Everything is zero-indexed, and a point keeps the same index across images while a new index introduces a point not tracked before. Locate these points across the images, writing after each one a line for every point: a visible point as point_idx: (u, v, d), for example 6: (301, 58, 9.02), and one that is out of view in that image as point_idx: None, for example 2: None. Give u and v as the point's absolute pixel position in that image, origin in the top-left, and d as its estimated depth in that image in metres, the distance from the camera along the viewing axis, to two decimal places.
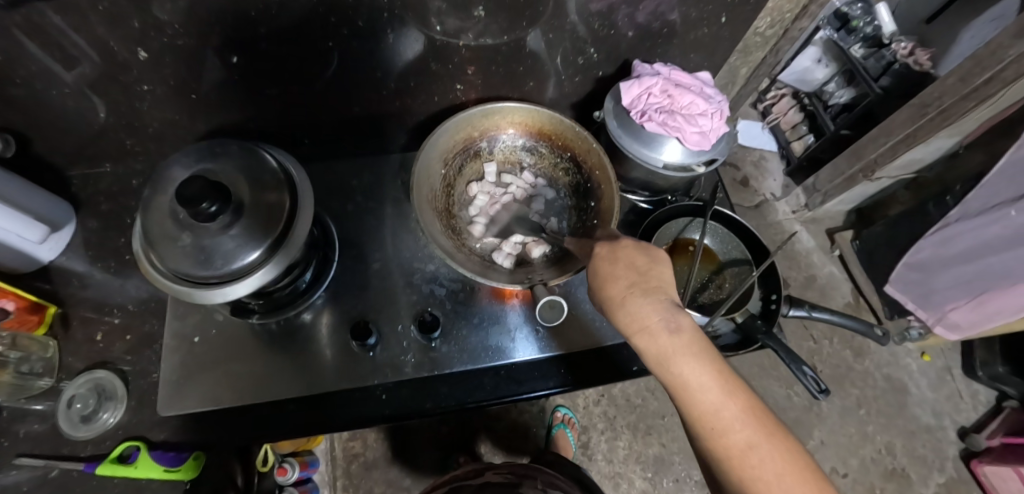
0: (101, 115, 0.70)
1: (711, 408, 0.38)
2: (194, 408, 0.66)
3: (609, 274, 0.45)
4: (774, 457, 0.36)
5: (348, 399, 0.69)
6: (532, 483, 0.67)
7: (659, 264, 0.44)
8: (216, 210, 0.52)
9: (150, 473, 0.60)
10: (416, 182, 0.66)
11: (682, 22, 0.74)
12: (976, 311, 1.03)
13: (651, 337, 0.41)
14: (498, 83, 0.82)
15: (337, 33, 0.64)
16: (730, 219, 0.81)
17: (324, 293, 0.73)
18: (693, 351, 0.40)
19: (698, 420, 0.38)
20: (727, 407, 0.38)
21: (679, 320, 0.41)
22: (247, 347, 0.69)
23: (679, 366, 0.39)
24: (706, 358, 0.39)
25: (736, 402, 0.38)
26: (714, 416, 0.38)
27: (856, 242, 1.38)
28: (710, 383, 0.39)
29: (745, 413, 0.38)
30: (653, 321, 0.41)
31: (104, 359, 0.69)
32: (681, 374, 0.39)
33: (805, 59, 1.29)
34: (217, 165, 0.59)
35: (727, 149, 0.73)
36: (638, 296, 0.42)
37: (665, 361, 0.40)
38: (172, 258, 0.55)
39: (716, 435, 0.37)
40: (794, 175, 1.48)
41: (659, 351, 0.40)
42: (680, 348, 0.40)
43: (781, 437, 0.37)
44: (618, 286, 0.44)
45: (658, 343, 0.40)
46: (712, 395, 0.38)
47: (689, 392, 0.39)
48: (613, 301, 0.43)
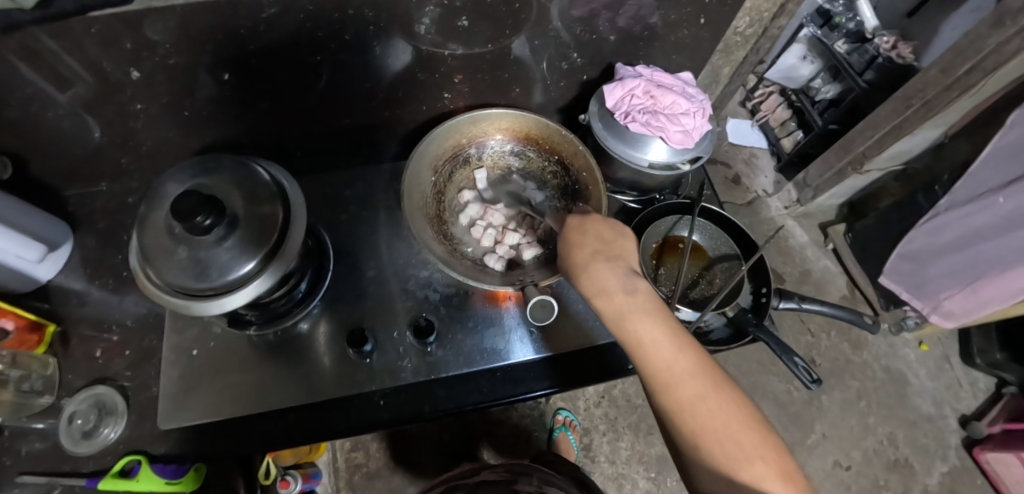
0: (96, 135, 0.71)
1: (663, 359, 0.39)
2: (194, 420, 0.67)
3: (577, 242, 0.49)
4: (720, 406, 0.37)
5: (346, 406, 0.69)
6: (528, 480, 0.67)
7: (621, 236, 0.48)
8: (211, 224, 0.53)
9: (150, 485, 0.60)
10: (407, 190, 0.68)
11: (663, 25, 0.76)
12: (970, 299, 1.04)
13: (608, 294, 0.43)
14: (486, 90, 0.83)
15: (326, 47, 0.66)
16: (718, 216, 0.83)
17: (320, 302, 0.74)
18: (647, 309, 0.42)
19: (649, 373, 0.39)
20: (680, 362, 0.39)
21: (636, 281, 0.43)
22: (245, 358, 0.70)
23: (632, 321, 0.41)
24: (659, 316, 0.41)
25: (687, 356, 0.39)
26: (666, 368, 0.39)
27: (849, 235, 1.39)
28: (663, 337, 0.40)
29: (695, 366, 0.39)
30: (612, 281, 0.44)
31: (104, 374, 0.70)
32: (634, 328, 0.41)
33: (791, 56, 1.34)
34: (210, 180, 0.60)
35: (711, 146, 0.74)
36: (600, 261, 0.45)
37: (619, 317, 0.42)
38: (169, 272, 0.56)
39: (666, 385, 0.38)
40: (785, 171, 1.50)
41: (615, 309, 0.42)
42: (635, 305, 0.42)
43: (728, 390, 0.38)
44: (583, 251, 0.47)
45: (616, 299, 0.43)
46: (664, 348, 0.40)
47: (642, 345, 0.40)
48: (577, 265, 0.46)
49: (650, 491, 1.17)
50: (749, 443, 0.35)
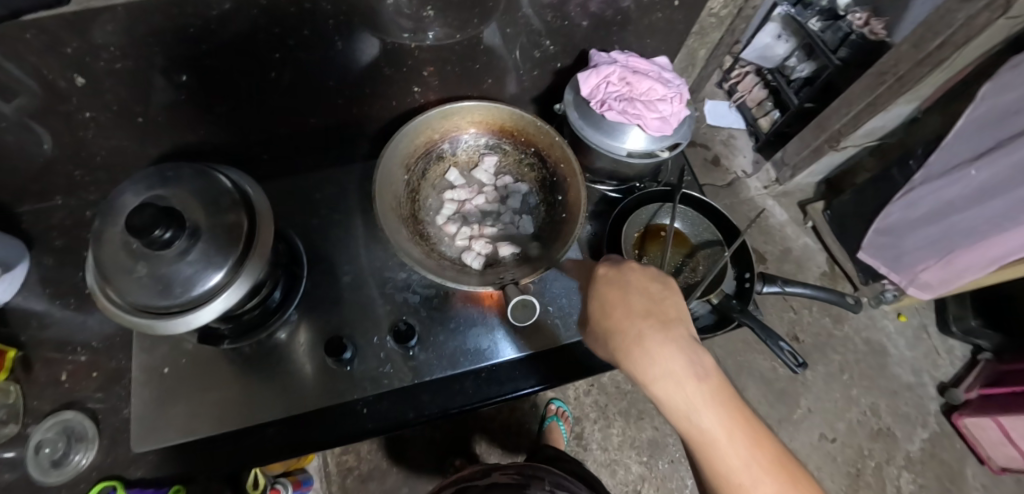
0: (46, 148, 0.67)
1: (738, 463, 0.39)
2: (168, 441, 0.64)
3: (622, 313, 0.45)
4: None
5: (329, 416, 0.67)
6: (540, 482, 0.67)
7: (671, 303, 0.45)
8: (171, 237, 0.50)
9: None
10: (379, 192, 0.65)
11: (634, 8, 0.74)
12: (945, 269, 1.06)
13: (670, 386, 0.41)
14: (456, 83, 0.81)
15: (284, 44, 0.62)
16: (699, 202, 0.82)
17: (297, 309, 0.72)
18: (717, 398, 0.40)
19: (715, 469, 0.40)
20: (754, 459, 0.39)
21: (702, 366, 0.41)
22: (221, 373, 0.68)
23: (700, 414, 0.40)
24: (727, 408, 0.40)
25: (758, 455, 0.39)
26: (738, 470, 0.39)
27: (828, 212, 1.41)
28: (730, 432, 0.40)
29: (770, 466, 0.39)
30: (674, 364, 0.41)
31: (72, 399, 0.67)
32: (704, 424, 0.40)
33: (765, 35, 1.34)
34: (167, 190, 0.57)
35: (690, 132, 0.73)
36: (659, 340, 0.42)
37: (689, 409, 0.40)
38: (130, 291, 0.54)
39: (737, 481, 0.39)
40: (763, 151, 1.50)
41: (683, 397, 0.40)
42: (705, 395, 0.40)
43: (802, 487, 0.38)
44: (633, 327, 0.43)
45: (685, 386, 0.40)
46: (736, 444, 0.39)
47: (710, 440, 0.40)
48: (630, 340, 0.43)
49: (643, 475, 1.18)
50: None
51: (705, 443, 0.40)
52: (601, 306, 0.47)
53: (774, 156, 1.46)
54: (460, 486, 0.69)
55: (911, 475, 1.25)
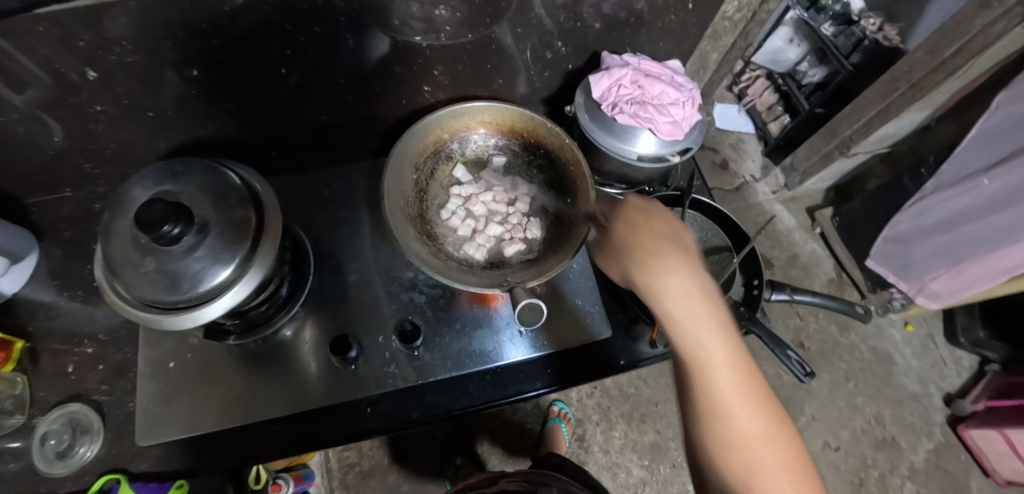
0: (57, 140, 0.67)
1: (722, 374, 0.44)
2: (172, 436, 0.64)
3: (646, 234, 0.51)
4: (763, 436, 0.42)
5: (334, 414, 0.67)
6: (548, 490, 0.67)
7: (688, 236, 0.51)
8: (179, 232, 0.50)
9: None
10: (386, 188, 0.63)
11: (648, 11, 0.74)
12: (954, 279, 1.05)
13: (679, 292, 0.47)
14: (466, 83, 0.81)
15: (295, 41, 0.62)
16: (708, 207, 0.81)
17: (302, 306, 0.72)
18: (717, 324, 0.45)
19: (699, 374, 0.44)
20: (740, 386, 0.44)
21: (708, 287, 0.47)
22: (226, 368, 0.68)
23: (698, 324, 0.45)
24: (724, 329, 0.45)
25: (739, 369, 0.44)
26: (718, 376, 0.44)
27: (837, 219, 1.40)
28: (723, 353, 0.44)
29: (752, 395, 0.44)
30: (688, 282, 0.47)
31: (77, 390, 0.67)
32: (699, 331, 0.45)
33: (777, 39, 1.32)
34: (176, 185, 0.57)
35: (701, 137, 0.72)
36: (675, 258, 0.49)
37: (693, 322, 0.45)
38: (137, 286, 0.54)
39: (720, 399, 0.43)
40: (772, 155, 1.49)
41: (689, 312, 0.46)
42: (708, 315, 0.46)
43: (773, 423, 0.43)
44: (656, 247, 0.50)
45: (695, 301, 0.46)
46: (727, 369, 0.44)
47: (707, 359, 0.44)
48: (653, 254, 0.49)
49: (644, 479, 1.18)
50: (770, 451, 0.42)
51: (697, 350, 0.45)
52: (630, 226, 0.53)
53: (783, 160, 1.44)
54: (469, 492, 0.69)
55: (915, 486, 1.23)
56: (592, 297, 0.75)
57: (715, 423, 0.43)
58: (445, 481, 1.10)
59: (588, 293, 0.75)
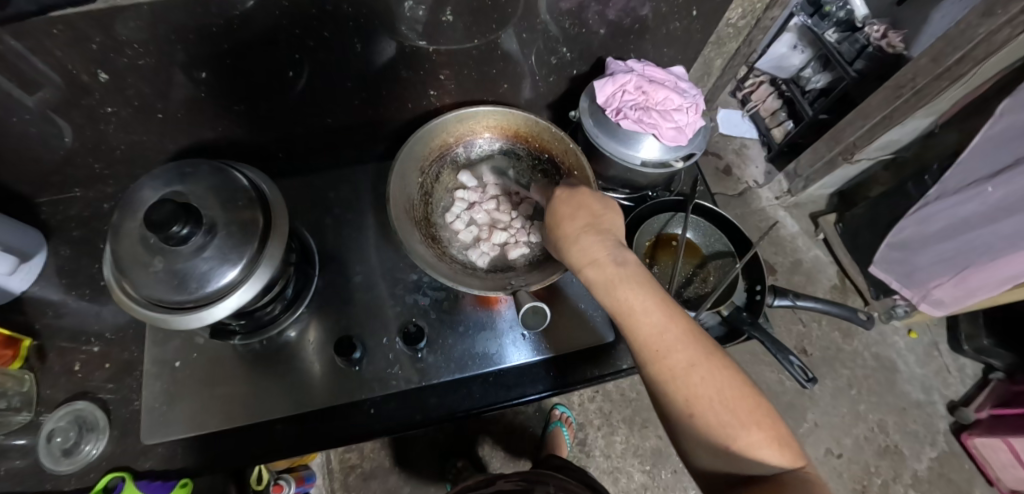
0: (67, 141, 0.68)
1: (659, 337, 0.40)
2: (178, 434, 0.65)
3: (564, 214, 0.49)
4: (707, 374, 0.38)
5: (337, 415, 0.68)
6: (544, 487, 0.68)
7: (607, 207, 0.49)
8: (188, 233, 0.51)
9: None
10: (392, 192, 0.64)
11: (652, 17, 0.74)
12: (958, 286, 1.05)
13: (597, 266, 0.44)
14: (471, 88, 0.81)
15: (304, 45, 0.63)
16: (711, 212, 0.81)
17: (307, 308, 0.72)
18: (636, 278, 0.42)
19: (639, 349, 0.40)
20: (671, 331, 0.40)
21: (624, 250, 0.44)
22: (232, 369, 0.68)
23: (623, 291, 0.42)
24: (644, 284, 0.42)
25: (676, 329, 0.40)
26: (657, 342, 0.40)
27: (840, 225, 1.40)
28: (644, 303, 0.41)
29: (686, 337, 0.39)
30: (600, 250, 0.44)
31: (84, 388, 0.68)
32: (626, 298, 0.41)
33: (781, 45, 1.33)
34: (185, 186, 0.58)
35: (705, 142, 0.72)
36: (590, 234, 0.46)
37: (610, 284, 0.42)
38: (146, 285, 0.54)
39: (654, 349, 0.39)
40: (775, 161, 1.49)
41: (606, 277, 0.43)
42: (623, 273, 0.42)
43: (717, 358, 0.39)
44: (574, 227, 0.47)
45: (607, 266, 0.43)
46: (655, 318, 0.40)
47: (631, 315, 0.41)
48: (567, 236, 0.47)
49: (645, 484, 1.17)
50: (737, 407, 0.36)
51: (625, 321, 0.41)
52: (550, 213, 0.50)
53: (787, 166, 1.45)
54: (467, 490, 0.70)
55: None
56: (595, 301, 0.75)
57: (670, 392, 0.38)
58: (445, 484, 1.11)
59: (591, 298, 0.75)
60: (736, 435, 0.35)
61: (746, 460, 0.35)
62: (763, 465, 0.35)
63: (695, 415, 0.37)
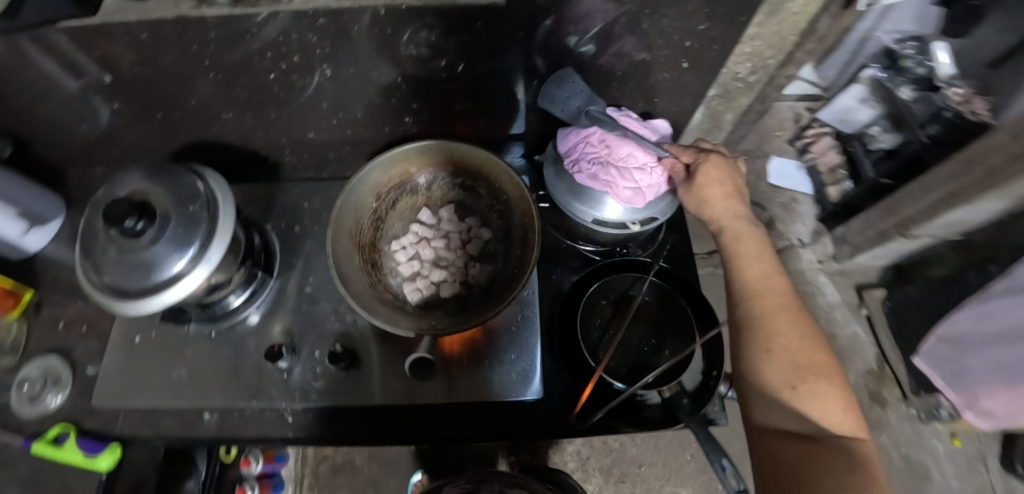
0: (84, 127, 0.77)
1: (765, 290, 0.54)
2: (119, 404, 0.71)
3: (709, 179, 0.62)
4: (794, 326, 0.51)
5: (257, 416, 0.70)
6: (492, 485, 0.58)
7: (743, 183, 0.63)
8: (141, 227, 0.57)
9: (72, 457, 0.66)
10: (338, 214, 0.64)
11: (636, 65, 0.70)
12: (1014, 402, 0.88)
13: (729, 224, 0.60)
14: (452, 117, 0.82)
15: (277, 68, 0.65)
16: (677, 280, 0.75)
17: (258, 308, 0.76)
18: (756, 245, 0.58)
19: (743, 288, 0.55)
20: (773, 287, 0.54)
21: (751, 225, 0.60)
22: (179, 351, 0.74)
23: (745, 248, 0.57)
24: (760, 254, 0.57)
25: (779, 290, 0.53)
26: (760, 289, 0.54)
27: (887, 303, 1.25)
28: (759, 261, 0.56)
29: (782, 295, 0.53)
30: (734, 215, 0.60)
31: (61, 346, 0.76)
32: (745, 256, 0.57)
33: (848, 97, 1.22)
34: (152, 185, 0.63)
35: (669, 207, 0.72)
36: (728, 200, 0.61)
37: (738, 242, 0.58)
38: (102, 270, 0.60)
39: (756, 291, 0.54)
40: (827, 221, 1.33)
41: (735, 235, 0.59)
42: (747, 238, 0.58)
43: (801, 320, 0.52)
44: (715, 189, 0.61)
45: (737, 229, 0.59)
46: (761, 276, 0.55)
47: (743, 264, 0.56)
48: (709, 198, 0.62)
49: None
50: (813, 365, 0.49)
51: (739, 264, 0.56)
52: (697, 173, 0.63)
53: (836, 229, 1.30)
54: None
55: None
56: (531, 353, 0.71)
57: (758, 331, 0.51)
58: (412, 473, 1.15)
59: (528, 348, 0.71)
60: (799, 375, 0.48)
61: (797, 396, 0.47)
62: (811, 405, 0.47)
63: (772, 352, 0.49)
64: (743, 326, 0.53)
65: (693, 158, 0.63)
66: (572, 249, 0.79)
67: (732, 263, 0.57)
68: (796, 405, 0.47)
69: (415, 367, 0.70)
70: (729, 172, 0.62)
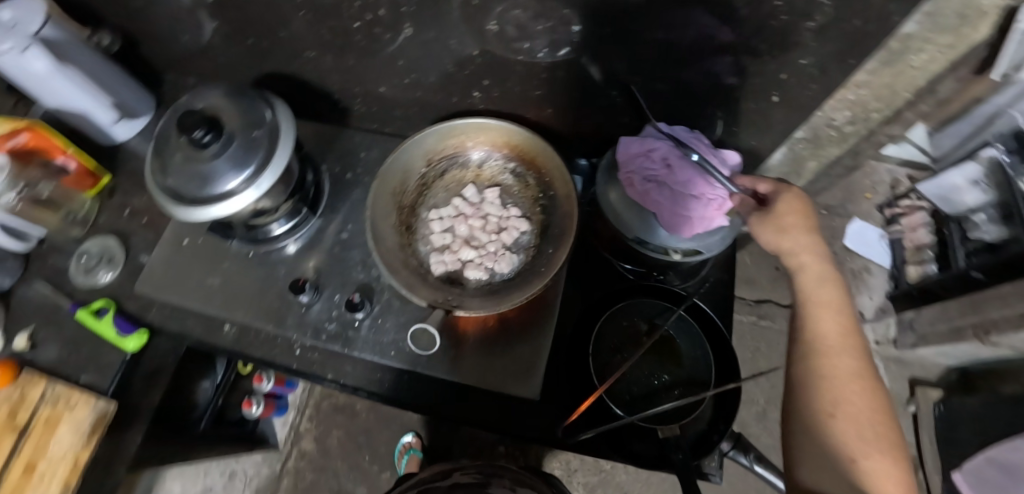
0: (184, 38, 0.82)
1: (840, 349, 0.52)
2: (156, 294, 0.77)
3: (788, 209, 0.58)
4: (863, 387, 0.51)
5: (270, 340, 0.74)
6: (501, 481, 0.55)
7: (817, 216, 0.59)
8: (208, 141, 0.61)
9: (108, 329, 0.71)
10: (383, 170, 0.68)
11: (722, 86, 0.65)
12: None
13: (809, 262, 0.57)
14: (520, 101, 0.80)
15: (362, 17, 0.66)
16: (708, 322, 0.70)
17: (293, 242, 0.79)
18: (831, 292, 0.56)
19: (813, 339, 0.53)
20: (845, 341, 0.53)
21: (827, 266, 0.57)
22: (218, 262, 0.78)
23: (820, 294, 0.56)
24: (835, 303, 0.55)
25: (851, 346, 0.53)
26: (830, 344, 0.53)
27: (942, 406, 1.13)
28: (833, 311, 0.55)
29: (854, 352, 0.52)
30: (811, 253, 0.57)
31: (122, 231, 0.83)
32: (823, 306, 0.55)
33: (958, 173, 1.09)
34: (228, 105, 0.67)
35: (719, 244, 0.68)
36: (806, 236, 0.58)
37: (814, 286, 0.56)
38: (167, 173, 0.65)
39: (826, 345, 0.53)
40: (897, 301, 1.21)
41: (810, 277, 0.57)
42: (822, 281, 0.56)
43: (869, 381, 0.51)
44: (794, 220, 0.58)
45: (811, 270, 0.57)
46: (833, 328, 0.54)
47: (816, 312, 0.55)
48: (785, 232, 0.58)
49: None
50: (876, 435, 0.48)
51: (812, 313, 0.55)
52: (775, 201, 0.59)
53: (905, 313, 1.18)
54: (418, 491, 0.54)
55: None
56: (540, 355, 0.69)
57: (825, 391, 0.50)
58: (407, 431, 1.21)
59: (536, 348, 0.69)
60: (862, 446, 0.47)
61: (861, 468, 0.46)
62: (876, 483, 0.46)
63: (836, 417, 0.49)
64: (806, 382, 0.52)
65: (769, 189, 0.61)
66: (607, 262, 0.76)
67: (808, 311, 0.56)
68: (862, 480, 0.46)
69: (417, 336, 0.70)
70: (809, 207, 0.59)
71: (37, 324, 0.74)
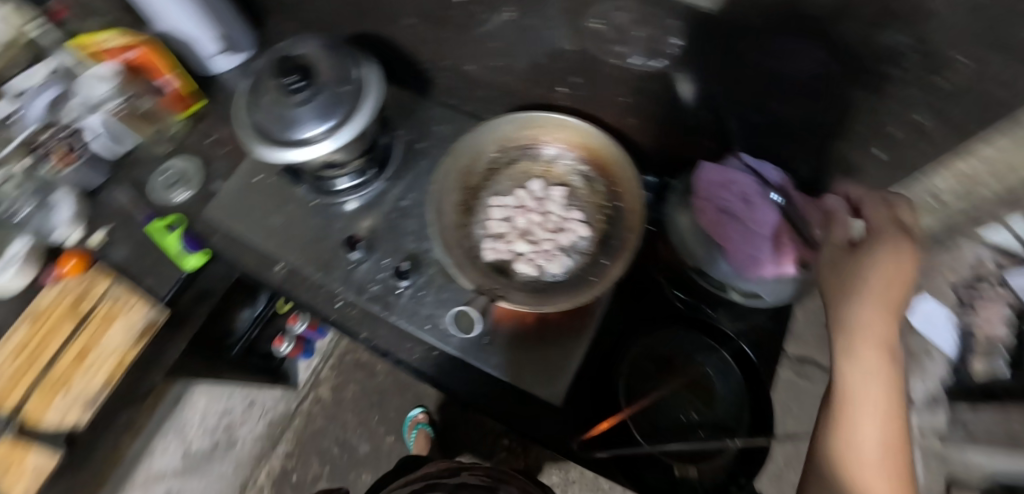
0: None
1: (875, 441, 0.43)
2: (221, 222, 0.81)
3: (868, 272, 0.48)
4: None
5: (313, 289, 0.76)
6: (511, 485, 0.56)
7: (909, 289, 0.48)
8: (297, 87, 0.64)
9: (174, 245, 0.75)
10: (456, 148, 0.69)
11: (826, 130, 0.61)
12: None
13: (875, 345, 0.45)
14: (602, 104, 0.78)
15: None
16: (754, 373, 0.66)
17: (355, 199, 0.80)
18: (886, 389, 0.44)
19: (849, 441, 0.43)
20: (886, 455, 0.42)
21: (895, 354, 0.45)
22: (282, 204, 0.81)
23: (870, 386, 0.44)
24: (890, 401, 0.44)
25: (893, 464, 0.42)
26: (871, 455, 0.42)
27: None
28: (881, 411, 0.44)
29: (896, 470, 0.42)
30: (877, 332, 0.46)
31: (203, 157, 0.87)
32: (863, 387, 0.45)
33: None
34: (323, 56, 0.69)
35: (784, 294, 0.65)
36: (879, 311, 0.46)
37: (869, 373, 0.45)
38: (253, 110, 0.68)
39: (863, 453, 0.42)
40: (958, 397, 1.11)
41: (869, 361, 0.45)
42: (883, 371, 0.45)
43: None
44: (872, 284, 0.48)
45: (870, 352, 0.45)
46: (876, 434, 0.43)
47: (860, 408, 0.44)
48: (853, 298, 0.47)
49: None
50: None
51: (854, 408, 0.44)
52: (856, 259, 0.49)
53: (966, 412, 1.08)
54: (426, 486, 0.55)
55: None
56: (569, 363, 0.67)
57: None
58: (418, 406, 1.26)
59: (567, 356, 0.67)
60: None
61: None
62: None
63: None
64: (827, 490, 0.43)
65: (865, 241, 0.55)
66: (658, 286, 0.73)
67: (849, 402, 0.45)
68: None
69: (456, 318, 0.70)
70: (897, 275, 0.47)
71: (114, 226, 0.79)
